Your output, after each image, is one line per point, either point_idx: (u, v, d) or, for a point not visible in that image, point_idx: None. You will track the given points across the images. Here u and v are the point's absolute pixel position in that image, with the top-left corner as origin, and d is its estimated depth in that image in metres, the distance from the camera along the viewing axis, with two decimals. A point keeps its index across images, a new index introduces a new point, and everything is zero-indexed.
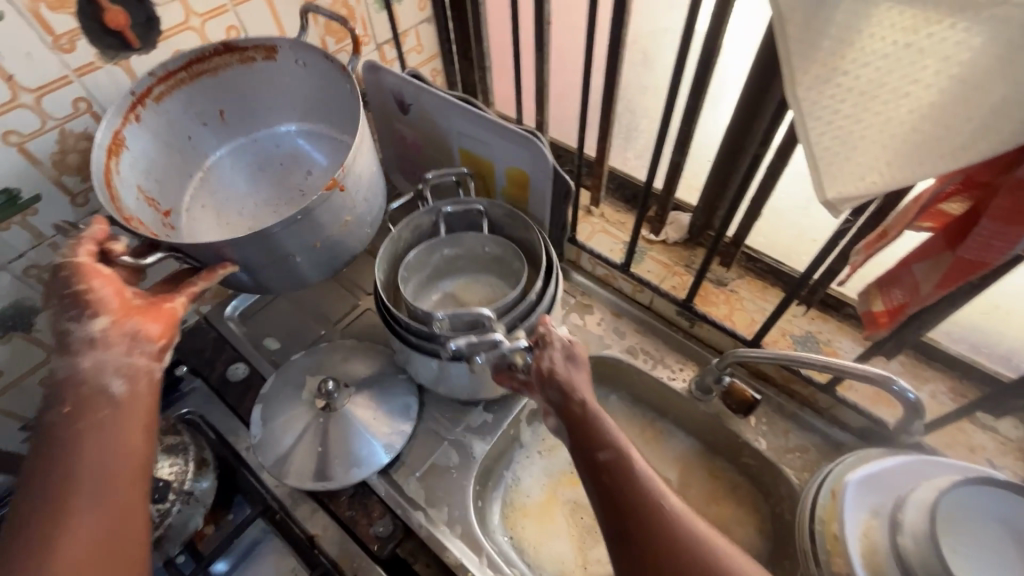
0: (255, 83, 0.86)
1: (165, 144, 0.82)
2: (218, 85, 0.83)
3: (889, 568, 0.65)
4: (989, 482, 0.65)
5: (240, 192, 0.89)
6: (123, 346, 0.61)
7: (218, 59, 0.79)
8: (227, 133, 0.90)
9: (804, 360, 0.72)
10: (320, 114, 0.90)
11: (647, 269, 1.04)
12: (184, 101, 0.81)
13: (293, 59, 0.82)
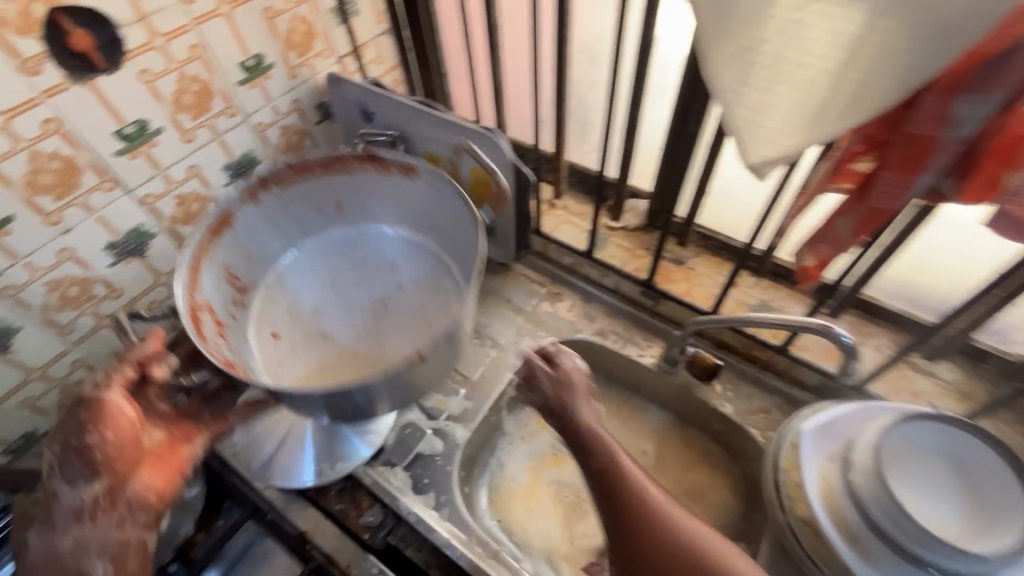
0: (364, 189, 0.92)
1: (283, 238, 0.93)
2: (327, 183, 0.90)
3: (847, 503, 0.71)
4: (923, 417, 0.72)
5: (313, 304, 0.91)
6: (115, 519, 0.61)
7: (355, 162, 0.88)
8: (341, 222, 0.96)
9: (752, 320, 0.79)
10: (408, 214, 0.94)
11: (611, 254, 1.10)
12: (268, 209, 0.88)
13: (427, 182, 0.87)
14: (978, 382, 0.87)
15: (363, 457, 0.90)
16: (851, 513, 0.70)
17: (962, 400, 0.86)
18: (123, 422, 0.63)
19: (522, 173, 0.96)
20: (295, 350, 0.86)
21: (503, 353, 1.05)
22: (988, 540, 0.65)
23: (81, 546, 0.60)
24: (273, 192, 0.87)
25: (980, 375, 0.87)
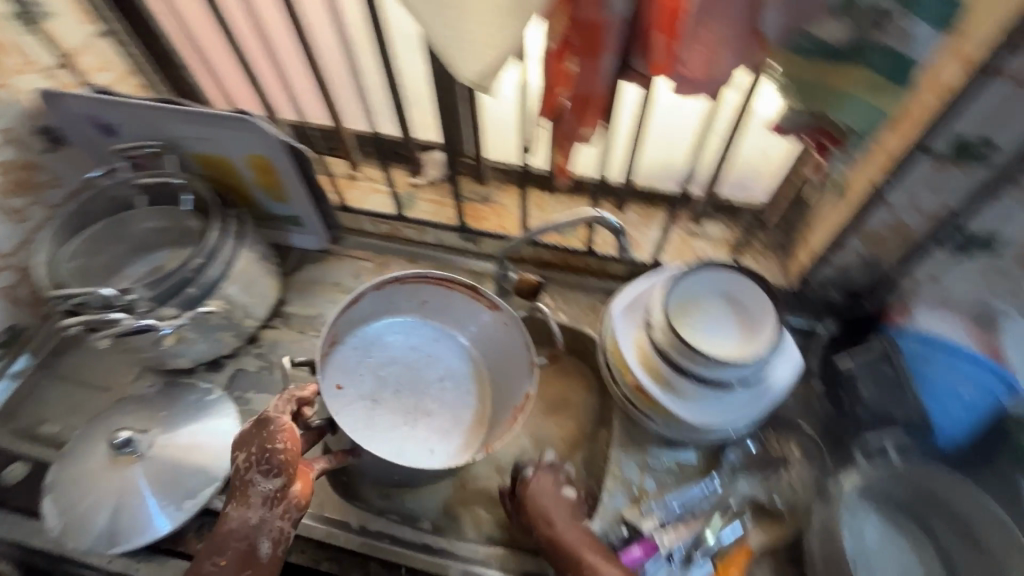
0: (467, 304, 0.97)
1: (386, 310, 0.97)
2: (417, 288, 0.95)
3: (658, 359, 0.83)
4: (694, 267, 0.84)
5: (378, 374, 0.93)
6: (264, 513, 0.69)
7: (458, 287, 0.93)
8: (423, 314, 1.00)
9: (545, 229, 0.89)
10: (467, 348, 0.99)
11: (422, 210, 1.11)
12: (388, 294, 0.95)
13: (503, 320, 0.92)
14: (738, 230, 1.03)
15: (213, 488, 0.84)
16: (662, 365, 0.82)
17: (730, 248, 1.01)
18: (263, 441, 0.70)
19: (299, 150, 0.93)
20: (372, 408, 0.90)
21: None
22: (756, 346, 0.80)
23: (253, 528, 0.69)
24: (393, 283, 0.93)
25: (741, 225, 1.02)
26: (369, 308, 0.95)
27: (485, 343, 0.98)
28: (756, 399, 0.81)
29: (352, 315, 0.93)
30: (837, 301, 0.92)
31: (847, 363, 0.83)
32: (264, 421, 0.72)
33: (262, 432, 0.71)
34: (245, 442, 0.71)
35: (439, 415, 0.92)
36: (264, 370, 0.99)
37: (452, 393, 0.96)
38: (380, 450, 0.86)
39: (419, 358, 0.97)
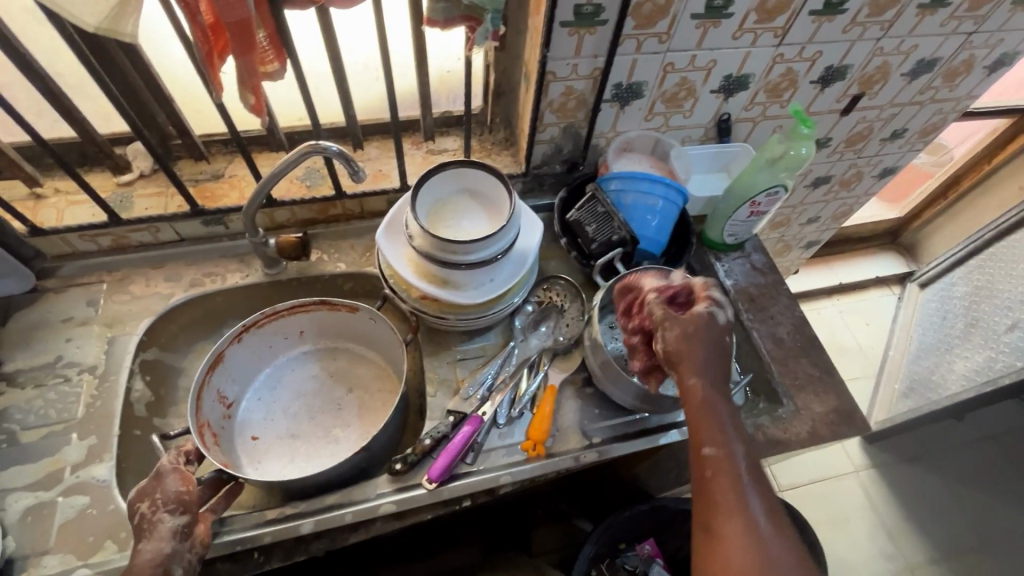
0: (340, 321, 1.03)
1: (262, 353, 1.01)
2: (282, 324, 1.00)
3: (427, 265, 0.89)
4: (431, 172, 0.90)
5: (286, 411, 1.00)
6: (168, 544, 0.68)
7: (315, 309, 0.99)
8: (304, 342, 1.05)
9: (274, 174, 0.84)
10: (358, 354, 1.06)
11: (144, 207, 0.97)
12: (252, 344, 0.98)
13: (369, 316, 0.99)
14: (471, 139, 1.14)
15: None
16: (430, 268, 0.88)
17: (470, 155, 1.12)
18: (159, 484, 0.72)
19: None
20: (292, 439, 0.97)
21: (101, 368, 0.89)
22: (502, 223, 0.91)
23: (165, 557, 0.67)
24: (252, 329, 0.96)
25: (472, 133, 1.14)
26: (241, 357, 0.98)
27: (366, 341, 1.05)
28: (518, 267, 0.93)
29: (223, 375, 0.95)
30: (560, 172, 1.12)
31: (574, 212, 0.99)
32: (158, 471, 0.73)
33: (152, 482, 0.73)
34: (138, 499, 0.71)
35: (355, 419, 0.99)
36: (4, 445, 0.81)
37: (356, 392, 1.03)
38: (301, 466, 0.94)
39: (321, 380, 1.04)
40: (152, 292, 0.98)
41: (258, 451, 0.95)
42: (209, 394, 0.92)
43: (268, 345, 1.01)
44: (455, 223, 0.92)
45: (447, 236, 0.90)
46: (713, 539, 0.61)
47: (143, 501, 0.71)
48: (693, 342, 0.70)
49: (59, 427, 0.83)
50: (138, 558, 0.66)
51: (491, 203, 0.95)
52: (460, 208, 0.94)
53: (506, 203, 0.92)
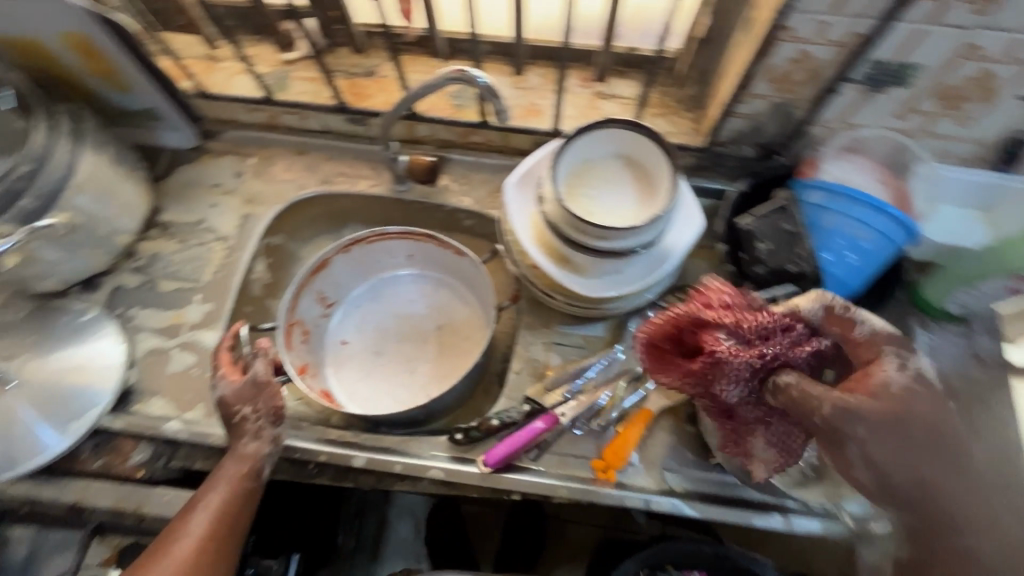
0: (446, 259, 0.98)
1: (369, 267, 1.01)
2: (390, 245, 0.98)
3: (551, 234, 0.77)
4: (586, 128, 0.76)
5: (376, 329, 1.00)
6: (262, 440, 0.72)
7: (421, 239, 0.95)
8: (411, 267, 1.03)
9: (415, 93, 0.76)
10: (458, 294, 1.00)
11: (298, 90, 0.96)
12: (359, 255, 0.98)
13: (472, 262, 0.93)
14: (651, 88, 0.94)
15: (100, 409, 0.80)
16: (554, 239, 0.76)
17: (642, 108, 0.92)
18: (257, 391, 0.74)
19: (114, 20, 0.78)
20: (374, 359, 0.97)
21: (231, 239, 0.94)
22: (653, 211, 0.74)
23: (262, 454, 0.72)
24: (361, 243, 0.96)
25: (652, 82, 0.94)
26: (346, 266, 0.99)
27: (465, 281, 0.99)
28: (654, 267, 0.77)
29: (329, 279, 0.98)
30: (749, 156, 0.88)
31: (747, 220, 0.76)
32: (260, 379, 0.74)
33: (248, 386, 0.73)
34: (228, 400, 0.73)
35: (438, 359, 0.96)
36: (145, 286, 0.91)
37: (444, 330, 0.98)
38: (373, 390, 0.94)
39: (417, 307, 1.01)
40: (288, 178, 0.99)
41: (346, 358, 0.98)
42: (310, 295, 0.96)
43: (378, 260, 1.01)
44: (597, 193, 0.77)
45: (582, 209, 0.76)
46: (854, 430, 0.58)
47: (238, 405, 0.72)
48: (894, 400, 0.57)
49: (188, 285, 0.91)
50: (237, 451, 0.71)
51: (647, 180, 0.77)
52: (609, 176, 0.79)
53: (665, 187, 0.74)
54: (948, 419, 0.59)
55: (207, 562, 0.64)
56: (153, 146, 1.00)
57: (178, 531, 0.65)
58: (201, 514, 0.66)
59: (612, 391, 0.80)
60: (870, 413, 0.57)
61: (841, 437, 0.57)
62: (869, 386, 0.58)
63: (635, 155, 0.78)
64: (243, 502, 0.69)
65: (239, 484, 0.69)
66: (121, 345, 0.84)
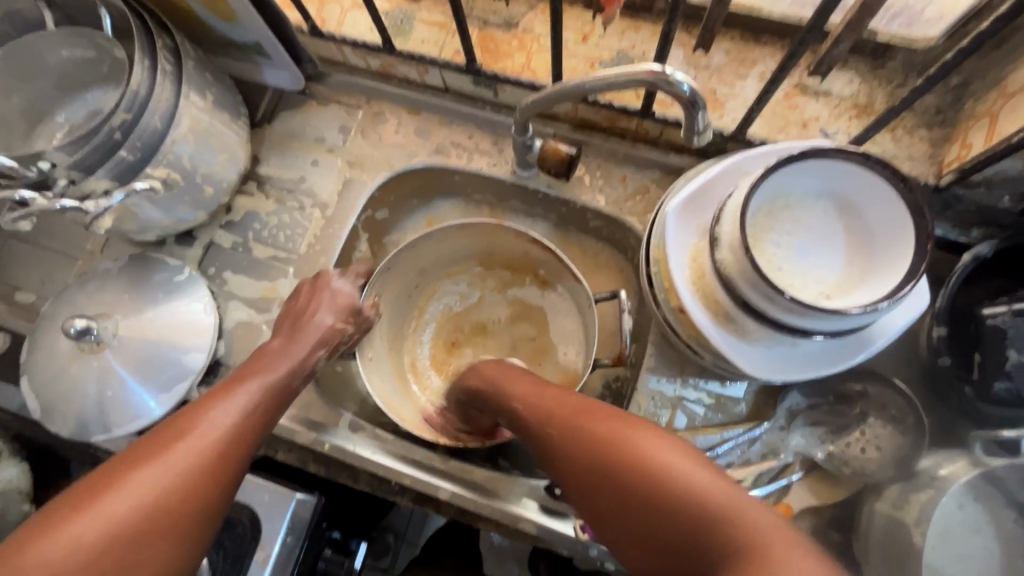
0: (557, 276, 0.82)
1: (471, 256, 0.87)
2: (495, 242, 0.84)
3: (716, 286, 0.61)
4: (805, 156, 0.55)
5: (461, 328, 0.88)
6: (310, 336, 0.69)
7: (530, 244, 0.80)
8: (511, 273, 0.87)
9: (581, 87, 0.56)
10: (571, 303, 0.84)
11: (421, 38, 0.81)
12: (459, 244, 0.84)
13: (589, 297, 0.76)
14: (878, 88, 0.69)
15: (189, 383, 0.76)
16: (719, 293, 0.60)
17: (859, 115, 0.69)
18: (314, 308, 0.72)
19: None
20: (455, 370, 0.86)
21: (330, 209, 0.85)
22: (870, 289, 0.56)
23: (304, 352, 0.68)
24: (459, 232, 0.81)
25: (882, 79, 0.69)
26: (438, 249, 0.84)
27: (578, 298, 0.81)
28: (843, 354, 0.60)
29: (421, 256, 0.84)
30: (1003, 208, 0.64)
31: (999, 313, 0.57)
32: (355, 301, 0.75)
33: (336, 296, 0.73)
34: (299, 290, 0.75)
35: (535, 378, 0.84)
36: (238, 248, 0.84)
37: (543, 349, 0.85)
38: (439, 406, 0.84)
39: (515, 319, 0.87)
40: (397, 143, 0.86)
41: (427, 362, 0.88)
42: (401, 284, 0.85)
43: (477, 251, 0.87)
44: (788, 242, 0.59)
45: (767, 263, 0.58)
46: (561, 443, 0.51)
47: (302, 296, 0.74)
48: (631, 468, 0.45)
49: (282, 255, 0.83)
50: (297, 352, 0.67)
51: (867, 239, 0.58)
52: (810, 223, 0.59)
53: (895, 261, 0.55)
54: (677, 458, 0.45)
55: (209, 488, 0.52)
56: (255, 84, 0.89)
57: (169, 434, 0.53)
58: (221, 416, 0.56)
59: (747, 477, 0.66)
60: (585, 432, 0.50)
61: (627, 462, 0.46)
62: (571, 408, 0.53)
63: (857, 203, 0.58)
64: (270, 405, 0.61)
65: (262, 396, 0.61)
66: (212, 315, 0.79)
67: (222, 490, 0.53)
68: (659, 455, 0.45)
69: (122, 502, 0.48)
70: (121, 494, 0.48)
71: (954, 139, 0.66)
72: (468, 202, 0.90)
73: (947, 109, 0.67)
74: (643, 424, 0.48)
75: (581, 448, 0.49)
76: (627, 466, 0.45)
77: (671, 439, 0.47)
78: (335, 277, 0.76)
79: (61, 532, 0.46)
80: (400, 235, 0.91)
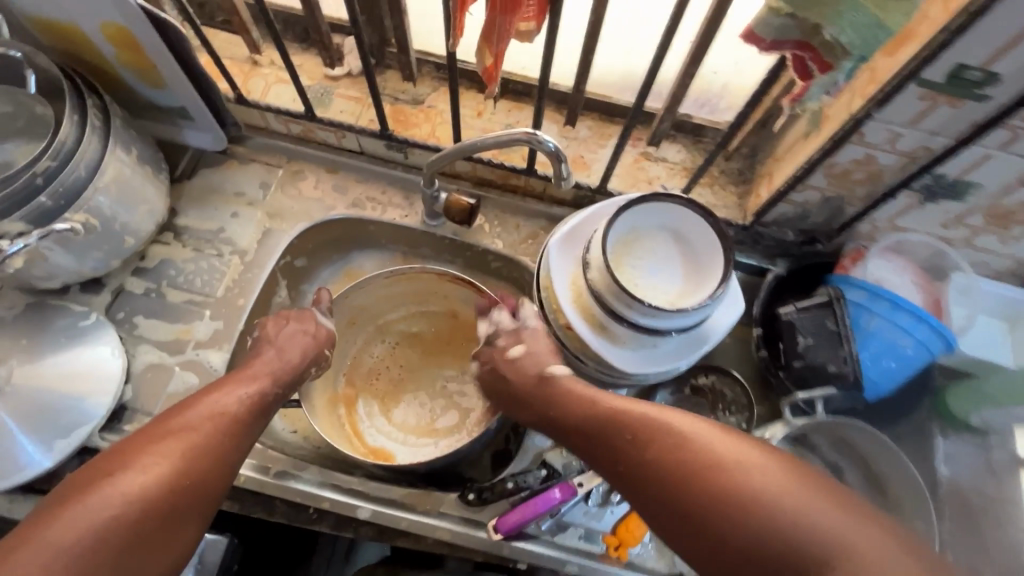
0: (482, 311, 0.93)
1: (402, 296, 0.96)
2: (427, 284, 0.94)
3: (590, 301, 0.75)
4: (643, 199, 0.74)
5: (391, 364, 0.95)
6: (294, 355, 0.74)
7: (460, 284, 0.90)
8: (439, 313, 0.97)
9: (476, 145, 0.72)
10: (488, 334, 0.95)
11: (339, 109, 0.93)
12: (392, 286, 0.93)
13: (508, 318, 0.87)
14: (698, 156, 0.92)
15: (91, 427, 0.74)
16: (593, 306, 0.74)
17: (688, 175, 0.91)
18: (304, 333, 0.77)
19: (160, 17, 0.72)
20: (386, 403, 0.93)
21: (250, 255, 0.90)
22: (701, 296, 0.73)
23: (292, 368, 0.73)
24: (397, 273, 0.90)
25: (700, 149, 0.92)
26: (378, 297, 0.94)
27: None
28: (690, 351, 0.76)
29: (354, 298, 0.91)
30: (790, 241, 0.88)
31: (789, 311, 0.76)
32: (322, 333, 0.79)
33: (321, 329, 0.79)
34: (280, 318, 0.78)
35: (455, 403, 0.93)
36: (152, 294, 0.86)
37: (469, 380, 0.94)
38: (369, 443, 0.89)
39: (442, 355, 0.96)
40: (316, 197, 0.95)
41: (374, 409, 0.93)
42: (348, 332, 0.94)
43: (413, 293, 0.96)
44: (641, 264, 0.76)
45: (626, 281, 0.74)
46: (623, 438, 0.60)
47: (286, 322, 0.78)
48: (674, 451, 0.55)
49: (199, 298, 0.86)
50: (280, 362, 0.73)
51: (695, 260, 0.76)
52: (655, 250, 0.77)
53: (715, 273, 0.73)
54: (706, 436, 0.55)
55: (232, 454, 0.61)
56: (176, 144, 0.96)
57: (192, 412, 0.61)
58: (217, 405, 0.63)
59: None
60: (630, 417, 0.61)
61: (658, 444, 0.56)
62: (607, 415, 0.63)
63: (686, 233, 0.76)
64: (257, 413, 0.66)
65: (268, 387, 0.69)
66: (121, 358, 0.79)
67: (215, 475, 0.58)
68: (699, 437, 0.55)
69: (135, 476, 0.54)
70: (132, 472, 0.54)
71: (752, 193, 0.89)
72: (383, 251, 1.01)
73: (745, 172, 0.91)
74: (670, 412, 0.60)
75: (624, 459, 0.59)
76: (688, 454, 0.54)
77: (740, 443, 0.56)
78: (319, 314, 0.82)
79: (111, 483, 0.53)
80: (318, 284, 0.99)
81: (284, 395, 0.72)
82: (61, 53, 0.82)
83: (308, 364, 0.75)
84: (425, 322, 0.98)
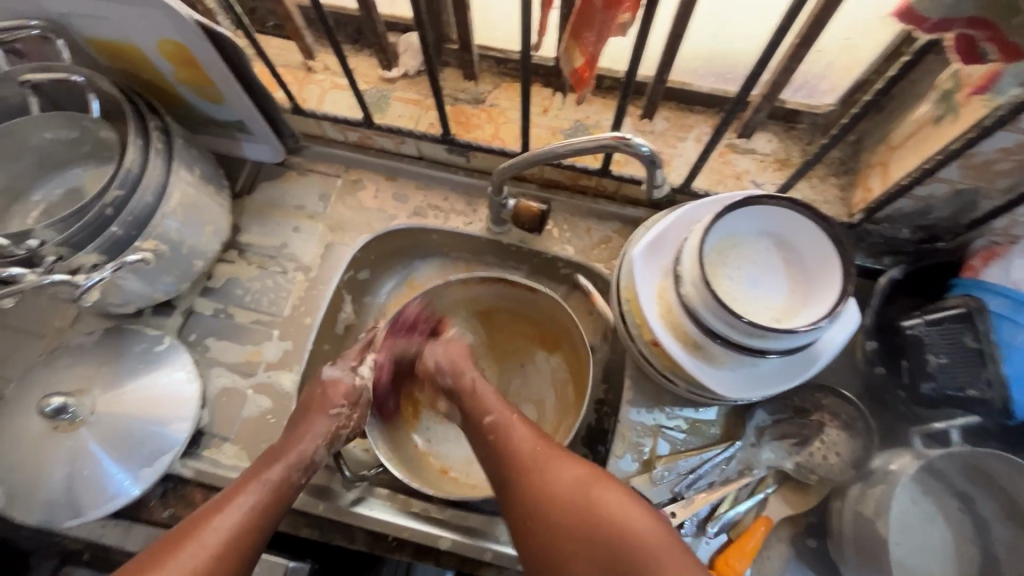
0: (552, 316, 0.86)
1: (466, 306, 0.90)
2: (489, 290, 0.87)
3: (683, 318, 0.68)
4: (743, 204, 0.65)
5: None
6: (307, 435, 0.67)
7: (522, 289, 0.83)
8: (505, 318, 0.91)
9: (555, 152, 0.65)
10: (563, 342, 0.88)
11: (397, 114, 0.89)
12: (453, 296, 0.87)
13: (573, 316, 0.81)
14: (792, 145, 0.82)
15: (172, 455, 0.74)
16: (686, 324, 0.67)
17: (781, 168, 0.82)
18: (320, 406, 0.71)
19: (219, 33, 0.69)
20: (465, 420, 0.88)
21: (314, 271, 0.88)
22: (811, 311, 0.65)
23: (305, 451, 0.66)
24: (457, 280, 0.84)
25: (794, 137, 0.82)
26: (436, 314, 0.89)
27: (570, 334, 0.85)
28: (797, 370, 0.68)
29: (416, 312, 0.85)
30: (904, 238, 0.77)
31: (916, 324, 0.68)
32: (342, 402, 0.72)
33: (340, 398, 0.72)
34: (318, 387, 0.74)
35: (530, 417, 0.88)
36: (220, 314, 0.85)
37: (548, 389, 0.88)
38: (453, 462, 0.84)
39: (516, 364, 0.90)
40: (375, 207, 0.91)
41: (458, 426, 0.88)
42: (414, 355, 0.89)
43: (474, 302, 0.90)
44: (739, 275, 0.68)
45: (723, 296, 0.67)
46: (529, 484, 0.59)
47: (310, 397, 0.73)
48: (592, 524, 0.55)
49: (266, 318, 0.85)
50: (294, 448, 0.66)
51: (802, 269, 0.68)
52: (754, 259, 0.69)
53: (828, 285, 0.65)
54: (626, 511, 0.55)
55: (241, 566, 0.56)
56: (235, 157, 0.94)
57: (193, 527, 0.56)
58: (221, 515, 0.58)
59: (728, 495, 0.71)
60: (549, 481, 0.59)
61: (581, 501, 0.56)
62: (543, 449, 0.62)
63: (790, 238, 0.68)
64: (270, 512, 0.61)
65: (281, 475, 0.63)
66: (195, 384, 0.78)
67: None
68: (625, 515, 0.55)
69: None
70: None
71: (858, 185, 0.79)
72: (444, 258, 0.96)
73: (849, 160, 0.81)
74: (605, 484, 0.57)
75: (524, 506, 0.59)
76: (609, 534, 0.54)
77: (635, 502, 0.56)
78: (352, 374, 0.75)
79: None
80: (382, 295, 0.95)
81: (302, 480, 0.65)
82: (122, 74, 0.81)
83: (315, 442, 0.67)
84: (487, 333, 0.92)
